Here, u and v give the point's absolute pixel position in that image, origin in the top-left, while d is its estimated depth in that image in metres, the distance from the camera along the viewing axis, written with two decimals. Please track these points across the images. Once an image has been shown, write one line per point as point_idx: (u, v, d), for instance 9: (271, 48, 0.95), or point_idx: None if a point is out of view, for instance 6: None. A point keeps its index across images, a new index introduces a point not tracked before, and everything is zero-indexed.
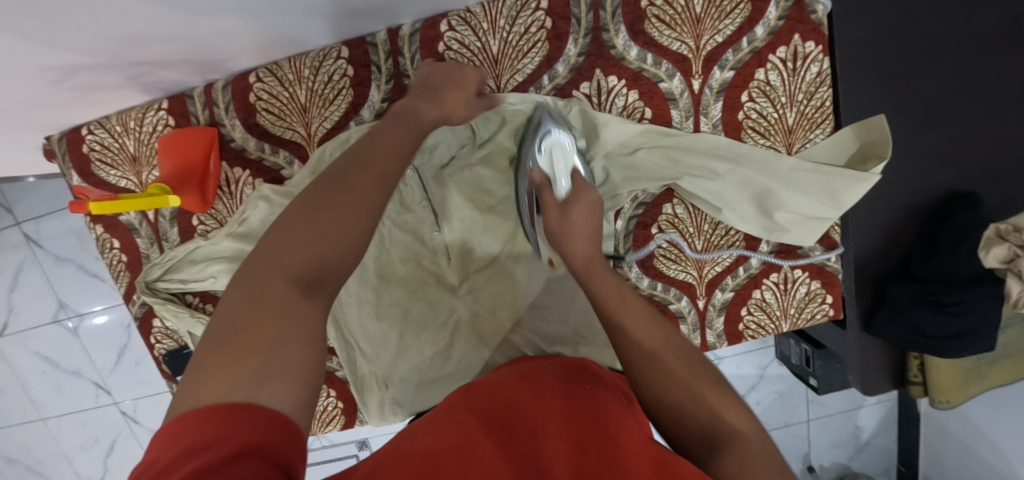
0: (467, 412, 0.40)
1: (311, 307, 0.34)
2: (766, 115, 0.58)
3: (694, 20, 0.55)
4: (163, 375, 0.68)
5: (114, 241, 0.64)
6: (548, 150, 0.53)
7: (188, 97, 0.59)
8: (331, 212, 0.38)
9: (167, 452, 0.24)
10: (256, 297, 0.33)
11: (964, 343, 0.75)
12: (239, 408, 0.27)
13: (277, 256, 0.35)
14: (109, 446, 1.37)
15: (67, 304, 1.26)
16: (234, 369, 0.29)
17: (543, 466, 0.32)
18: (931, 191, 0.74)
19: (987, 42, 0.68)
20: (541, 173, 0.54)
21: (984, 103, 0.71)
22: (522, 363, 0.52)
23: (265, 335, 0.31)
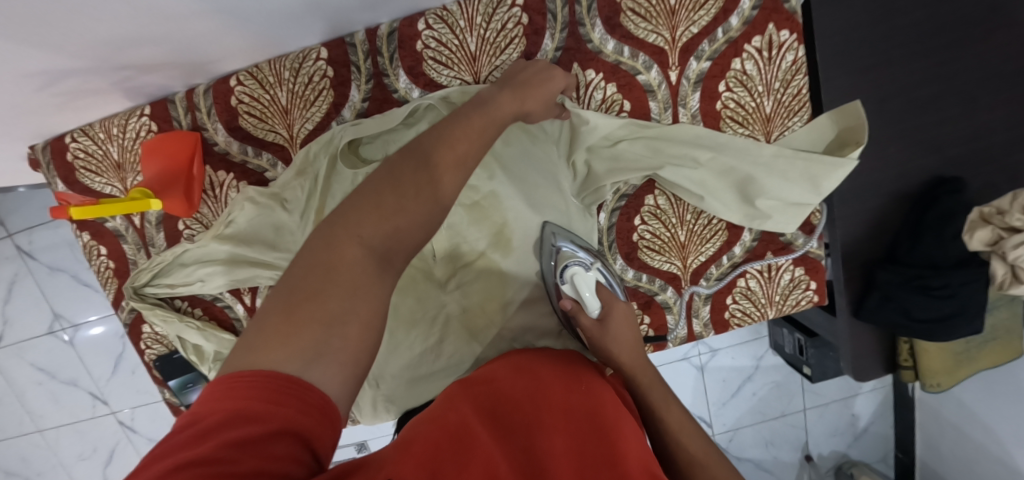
0: (465, 403, 0.42)
1: (377, 283, 0.34)
2: (744, 104, 0.59)
3: (669, 12, 0.55)
4: (154, 380, 0.68)
5: (101, 248, 0.64)
6: (571, 277, 0.54)
7: (170, 102, 0.59)
8: (410, 184, 0.37)
9: (218, 406, 0.27)
10: (330, 262, 0.33)
11: (953, 325, 0.76)
12: (284, 383, 0.28)
13: (352, 222, 0.35)
14: (108, 456, 1.37)
15: (63, 315, 1.26)
16: (289, 339, 0.30)
17: (541, 456, 0.34)
18: (913, 176, 0.75)
19: (963, 26, 0.69)
20: (569, 299, 0.54)
21: (963, 86, 0.71)
22: (525, 352, 0.54)
23: (329, 308, 0.31)
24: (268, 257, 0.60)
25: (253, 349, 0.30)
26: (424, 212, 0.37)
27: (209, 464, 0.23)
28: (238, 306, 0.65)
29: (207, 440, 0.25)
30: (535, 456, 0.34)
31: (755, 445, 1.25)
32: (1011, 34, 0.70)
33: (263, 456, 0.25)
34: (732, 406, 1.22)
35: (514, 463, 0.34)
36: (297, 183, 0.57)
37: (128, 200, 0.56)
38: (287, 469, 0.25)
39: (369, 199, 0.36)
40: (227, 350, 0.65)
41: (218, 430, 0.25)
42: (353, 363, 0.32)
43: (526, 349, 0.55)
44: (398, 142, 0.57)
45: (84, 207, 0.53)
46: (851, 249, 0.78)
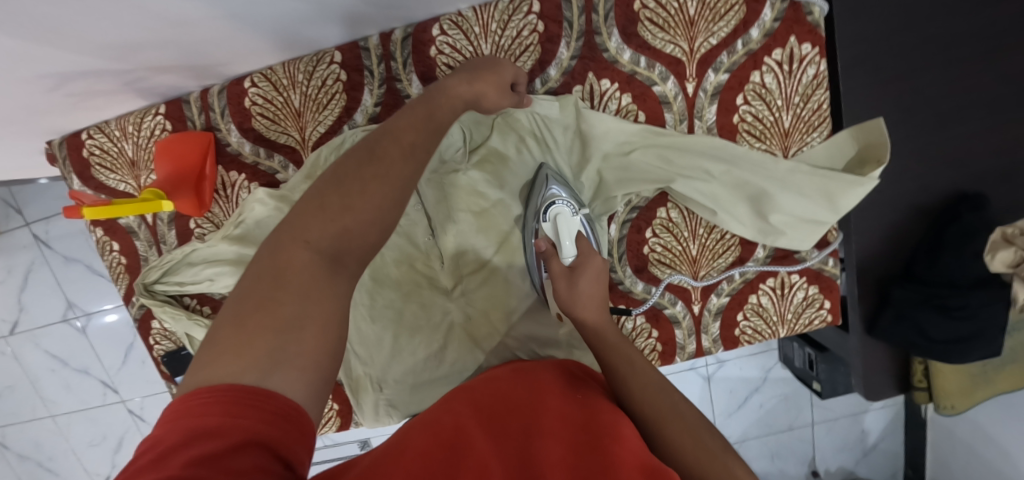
0: (462, 409, 0.42)
1: (331, 284, 0.35)
2: (762, 118, 0.58)
3: (688, 23, 0.54)
4: (162, 375, 0.69)
5: (113, 244, 0.65)
6: (553, 217, 0.55)
7: (185, 102, 0.59)
8: (354, 183, 0.37)
9: (177, 427, 0.26)
10: (280, 268, 0.34)
11: (969, 347, 0.74)
12: (241, 394, 0.28)
13: (299, 228, 0.35)
14: (117, 444, 1.40)
15: (76, 304, 1.28)
16: (240, 350, 0.30)
17: (536, 462, 0.33)
18: (933, 193, 0.73)
19: (992, 40, 0.67)
20: (547, 238, 0.55)
21: (989, 103, 0.69)
22: (527, 364, 0.53)
23: (281, 314, 0.32)
24: None
25: (208, 362, 0.30)
26: (374, 208, 0.37)
27: None
28: None
29: (168, 461, 0.24)
30: (530, 461, 0.34)
31: (760, 457, 1.23)
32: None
33: (224, 469, 0.24)
34: (738, 418, 1.20)
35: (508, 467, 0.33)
36: (306, 186, 0.58)
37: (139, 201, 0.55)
38: (254, 479, 0.25)
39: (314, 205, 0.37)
40: None
41: (178, 449, 0.25)
42: (315, 367, 0.32)
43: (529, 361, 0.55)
44: None
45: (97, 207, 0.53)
46: (867, 266, 0.76)
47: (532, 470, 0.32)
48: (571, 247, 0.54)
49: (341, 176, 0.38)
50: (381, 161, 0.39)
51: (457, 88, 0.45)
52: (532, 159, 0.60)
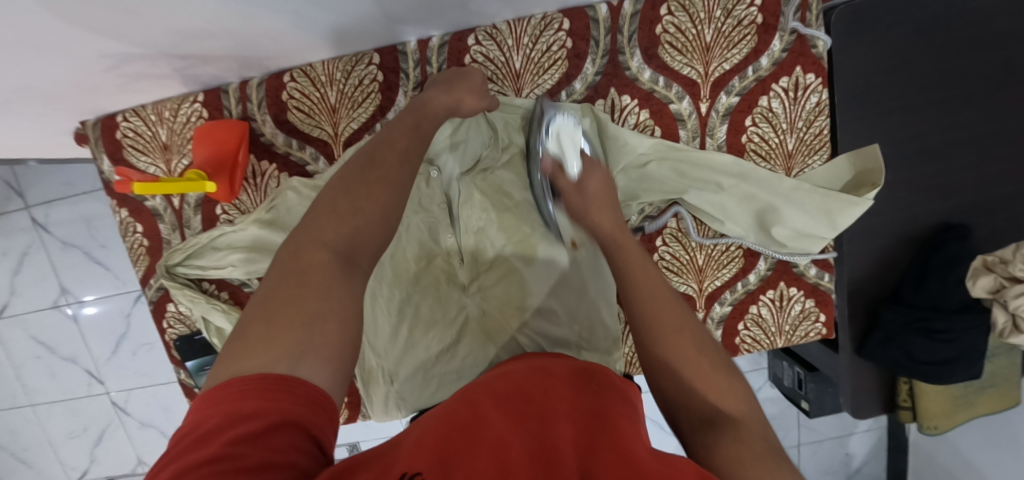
0: (482, 393, 0.42)
1: (346, 282, 0.38)
2: (768, 139, 0.62)
3: (704, 48, 0.59)
4: (172, 360, 0.70)
5: (136, 226, 0.66)
6: (556, 134, 0.56)
7: (223, 91, 0.61)
8: (363, 189, 0.42)
9: (212, 414, 0.28)
10: (299, 269, 0.37)
11: (953, 369, 0.78)
12: (271, 380, 0.31)
13: (314, 231, 0.39)
14: (97, 437, 1.39)
15: (68, 291, 1.27)
16: (270, 342, 0.33)
17: (551, 440, 0.35)
18: (919, 222, 0.78)
19: (978, 82, 0.72)
20: (552, 157, 0.57)
21: (972, 140, 0.75)
22: (536, 357, 0.54)
23: (305, 308, 0.35)
24: None
25: (245, 351, 0.32)
26: (380, 212, 0.42)
27: (220, 458, 0.25)
28: None
29: (211, 441, 0.26)
30: (548, 440, 0.35)
31: None
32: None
33: (266, 447, 0.27)
34: None
35: (529, 448, 0.34)
36: None
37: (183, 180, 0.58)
38: (292, 456, 0.27)
39: (327, 211, 0.41)
40: None
41: (218, 432, 0.27)
42: (337, 356, 0.35)
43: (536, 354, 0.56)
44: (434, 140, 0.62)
45: (145, 183, 0.56)
46: (856, 288, 0.82)
47: (549, 450, 0.34)
48: (576, 161, 0.56)
49: (351, 183, 0.42)
50: (386, 168, 0.44)
51: (440, 100, 0.51)
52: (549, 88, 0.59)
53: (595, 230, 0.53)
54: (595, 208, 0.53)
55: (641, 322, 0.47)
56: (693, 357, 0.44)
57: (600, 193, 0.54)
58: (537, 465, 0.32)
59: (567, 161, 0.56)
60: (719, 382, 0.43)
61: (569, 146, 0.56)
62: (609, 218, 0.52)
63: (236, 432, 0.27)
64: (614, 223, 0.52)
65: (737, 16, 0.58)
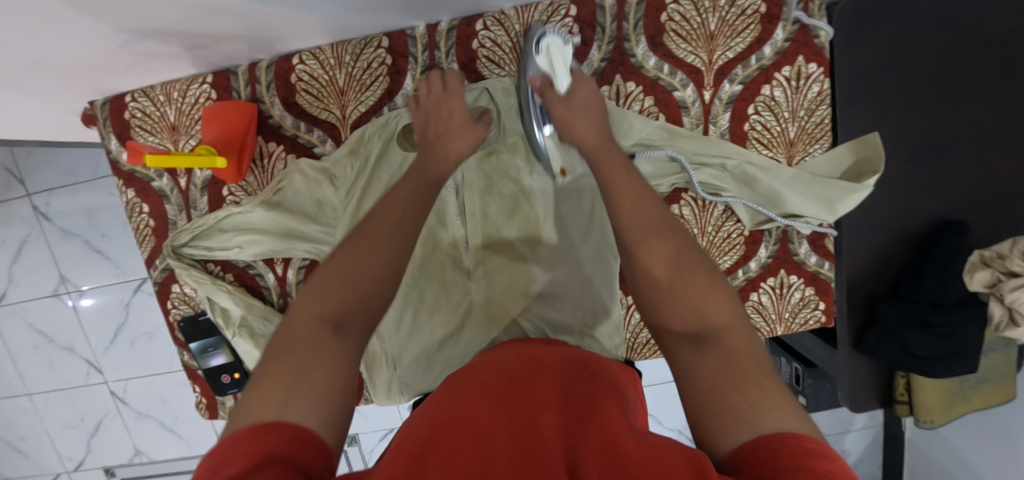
0: (469, 385, 0.43)
1: (336, 344, 0.39)
2: (770, 127, 0.63)
3: (708, 36, 0.60)
4: (176, 341, 0.70)
5: (143, 206, 0.66)
6: (545, 48, 0.55)
7: (232, 73, 0.62)
8: (351, 254, 0.43)
9: (208, 459, 0.29)
10: (292, 334, 0.39)
11: (950, 364, 0.79)
12: (263, 426, 0.31)
13: (305, 299, 0.41)
14: (94, 427, 1.39)
15: (69, 279, 1.28)
16: (263, 397, 0.34)
17: (537, 433, 0.36)
18: (916, 216, 0.79)
19: (976, 78, 0.74)
20: (542, 75, 0.56)
21: (970, 136, 0.76)
22: (526, 343, 0.55)
23: (295, 366, 0.36)
24: (307, 228, 0.64)
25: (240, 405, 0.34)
26: (370, 276, 0.43)
27: None
28: (269, 275, 0.68)
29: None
30: (533, 436, 0.35)
31: None
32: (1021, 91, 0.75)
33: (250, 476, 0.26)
34: None
35: (514, 445, 0.34)
36: (348, 161, 0.62)
37: (195, 155, 0.57)
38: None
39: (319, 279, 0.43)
40: (251, 315, 0.67)
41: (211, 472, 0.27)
42: (326, 403, 0.35)
43: (529, 339, 0.57)
44: None
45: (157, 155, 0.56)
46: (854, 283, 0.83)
47: (534, 444, 0.34)
48: (565, 76, 0.55)
49: (341, 251, 0.44)
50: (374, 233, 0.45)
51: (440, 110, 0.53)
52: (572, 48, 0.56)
53: (579, 145, 0.52)
54: (577, 117, 0.52)
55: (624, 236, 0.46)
56: (670, 270, 0.44)
57: (585, 105, 0.53)
58: (522, 463, 0.32)
59: (556, 78, 0.55)
60: (701, 284, 0.43)
61: (560, 62, 0.55)
62: (593, 131, 0.51)
63: (226, 475, 0.26)
64: (597, 138, 0.51)
65: (741, 5, 0.59)
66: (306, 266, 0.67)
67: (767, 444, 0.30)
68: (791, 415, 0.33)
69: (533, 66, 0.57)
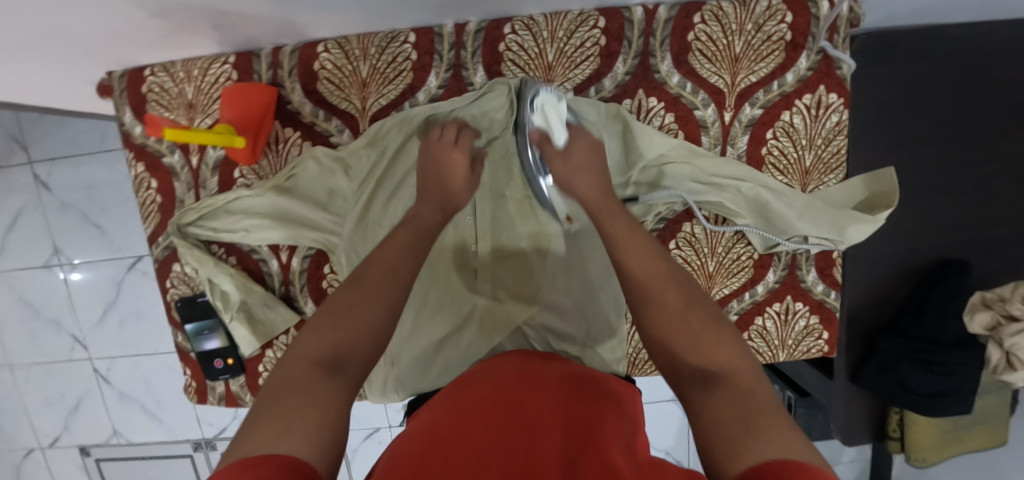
0: (463, 408, 0.43)
1: (329, 386, 0.40)
2: (787, 153, 0.63)
3: (733, 59, 0.60)
4: (171, 321, 0.69)
5: (151, 182, 0.65)
6: (540, 107, 0.56)
7: (255, 56, 0.61)
8: (343, 304, 0.47)
9: None
10: (287, 380, 0.40)
11: (947, 402, 0.85)
12: (251, 461, 0.30)
13: (300, 349, 0.43)
14: (73, 404, 1.36)
15: (62, 251, 1.27)
16: (256, 433, 0.34)
17: (535, 455, 0.35)
18: (917, 255, 0.86)
19: (964, 136, 0.81)
20: (538, 130, 0.56)
21: (958, 178, 0.83)
22: (528, 361, 0.54)
23: (290, 403, 0.37)
24: (319, 216, 0.64)
25: (231, 449, 0.34)
26: (363, 326, 0.45)
27: None
28: (273, 261, 0.67)
29: None
30: (530, 455, 0.35)
31: None
32: (1000, 146, 0.82)
33: None
34: None
35: (511, 462, 0.35)
36: (364, 152, 0.61)
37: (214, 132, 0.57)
38: None
39: (313, 329, 0.45)
40: (251, 300, 0.66)
41: None
42: (318, 433, 0.35)
43: (525, 356, 0.56)
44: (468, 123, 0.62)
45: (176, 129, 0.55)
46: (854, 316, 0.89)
47: (531, 466, 0.34)
48: (564, 132, 0.56)
49: (333, 303, 0.47)
50: (366, 286, 0.48)
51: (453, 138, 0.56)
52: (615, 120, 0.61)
53: (580, 199, 0.54)
54: (578, 171, 0.53)
55: (635, 289, 0.50)
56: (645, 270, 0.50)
57: (585, 160, 0.54)
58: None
59: (552, 132, 0.56)
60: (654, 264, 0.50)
61: (553, 116, 0.55)
62: (594, 186, 0.53)
63: None
64: (598, 192, 0.53)
65: (767, 31, 0.59)
66: (312, 256, 0.67)
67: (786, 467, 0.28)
68: (800, 449, 0.31)
69: (531, 121, 0.58)
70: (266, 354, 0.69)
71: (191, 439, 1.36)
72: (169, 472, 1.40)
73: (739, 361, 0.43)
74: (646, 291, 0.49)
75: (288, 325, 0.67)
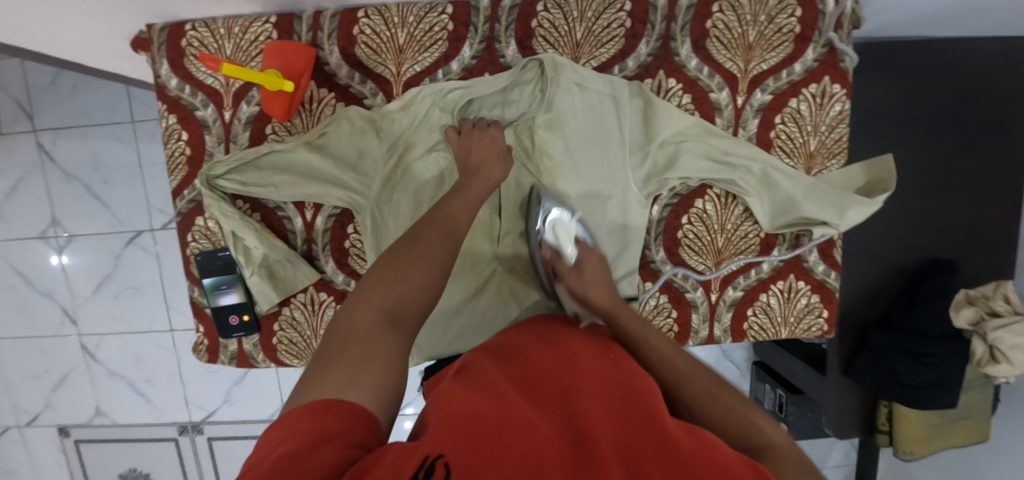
0: (503, 376, 0.43)
1: (391, 338, 0.41)
2: (793, 138, 0.68)
3: (746, 47, 0.65)
4: (190, 275, 0.70)
5: (182, 134, 0.66)
6: (551, 226, 0.64)
7: (297, 17, 0.64)
8: (405, 259, 0.47)
9: (281, 432, 0.32)
10: (351, 327, 0.42)
11: (934, 393, 0.87)
12: (321, 407, 0.33)
13: (363, 296, 0.44)
14: (58, 381, 1.33)
15: (60, 223, 1.26)
16: (326, 379, 0.37)
17: (581, 420, 0.35)
18: (907, 254, 0.91)
19: (944, 146, 0.89)
20: (550, 247, 0.64)
21: (937, 182, 0.90)
22: (546, 330, 0.55)
23: (357, 352, 0.39)
24: (348, 176, 0.65)
25: (303, 385, 0.37)
26: (423, 280, 0.46)
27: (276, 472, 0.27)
28: (297, 219, 0.68)
29: (271, 457, 0.29)
30: (573, 416, 0.36)
31: None
32: (973, 155, 0.89)
33: (316, 463, 0.28)
34: None
35: (557, 424, 0.35)
36: (397, 115, 0.63)
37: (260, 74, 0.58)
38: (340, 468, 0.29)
39: (374, 277, 0.46)
40: (273, 256, 0.67)
41: (297, 452, 0.29)
42: (382, 388, 0.37)
43: (552, 329, 0.55)
44: (501, 94, 0.65)
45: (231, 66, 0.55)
46: (845, 311, 0.94)
47: (580, 428, 0.34)
48: (572, 248, 0.63)
49: (396, 254, 0.47)
50: (425, 241, 0.48)
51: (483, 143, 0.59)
52: (638, 98, 0.64)
53: (591, 302, 0.58)
54: (591, 284, 0.58)
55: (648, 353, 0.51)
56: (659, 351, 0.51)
57: (596, 275, 0.59)
58: (570, 439, 0.33)
59: (563, 248, 0.63)
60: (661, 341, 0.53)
61: (563, 235, 0.63)
62: (605, 293, 0.57)
63: (292, 449, 0.29)
64: (609, 298, 0.57)
65: (779, 23, 0.64)
66: (337, 215, 0.68)
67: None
68: None
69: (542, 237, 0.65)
70: (283, 313, 0.70)
71: (178, 422, 1.34)
72: (151, 456, 1.37)
73: (779, 436, 0.43)
74: (671, 377, 0.50)
75: (308, 283, 0.68)
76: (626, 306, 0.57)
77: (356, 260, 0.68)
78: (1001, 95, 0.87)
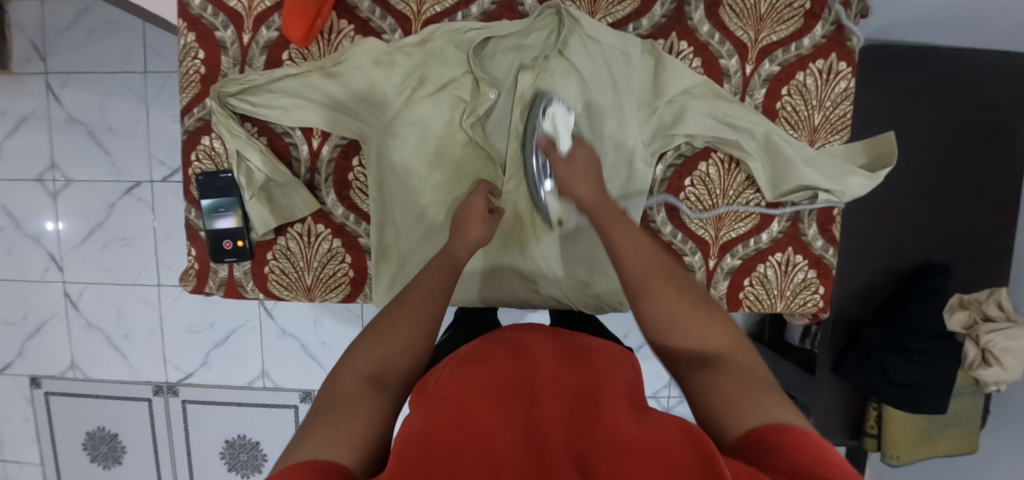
0: (462, 377, 0.39)
1: (375, 397, 0.41)
2: (798, 111, 0.69)
3: (757, 18, 0.67)
4: (190, 197, 0.70)
5: (198, 53, 0.67)
6: (551, 115, 0.66)
7: None
8: (388, 323, 0.48)
9: None
10: (337, 392, 0.42)
11: (925, 395, 0.86)
12: (295, 468, 0.31)
13: (349, 362, 0.45)
14: (36, 328, 1.30)
15: (59, 167, 1.25)
16: (307, 440, 0.36)
17: (543, 432, 0.33)
18: (902, 255, 0.91)
19: (949, 149, 0.89)
20: (546, 133, 0.65)
21: (938, 186, 0.90)
22: (504, 330, 0.50)
23: (340, 413, 0.39)
24: (358, 106, 0.65)
25: (281, 457, 0.35)
26: (406, 343, 0.47)
27: None
28: (303, 147, 0.69)
29: None
30: (537, 431, 0.33)
31: None
32: (976, 161, 0.89)
33: None
34: None
35: (522, 441, 0.32)
36: (414, 49, 0.63)
37: None
38: None
39: (361, 343, 0.47)
40: (275, 180, 0.67)
41: None
42: (362, 446, 0.36)
43: (512, 329, 0.51)
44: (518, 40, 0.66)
45: None
46: (838, 310, 0.92)
47: (542, 446, 0.32)
48: (567, 139, 0.65)
49: (377, 324, 0.48)
50: (405, 305, 0.50)
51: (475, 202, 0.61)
52: (649, 52, 0.65)
53: (579, 201, 0.56)
54: (579, 178, 0.57)
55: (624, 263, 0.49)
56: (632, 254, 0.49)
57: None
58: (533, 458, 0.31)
59: (559, 137, 0.65)
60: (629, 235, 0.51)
61: (561, 125, 0.65)
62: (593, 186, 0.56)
63: None
64: (596, 194, 0.55)
65: None
66: (343, 146, 0.69)
67: (761, 440, 0.32)
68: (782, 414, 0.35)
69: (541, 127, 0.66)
70: (278, 242, 0.70)
71: (153, 382, 1.30)
72: (120, 416, 1.32)
73: (730, 339, 0.43)
74: (639, 283, 0.47)
75: (307, 212, 0.68)
76: (608, 203, 0.54)
77: (359, 192, 0.69)
78: (1001, 105, 0.88)
